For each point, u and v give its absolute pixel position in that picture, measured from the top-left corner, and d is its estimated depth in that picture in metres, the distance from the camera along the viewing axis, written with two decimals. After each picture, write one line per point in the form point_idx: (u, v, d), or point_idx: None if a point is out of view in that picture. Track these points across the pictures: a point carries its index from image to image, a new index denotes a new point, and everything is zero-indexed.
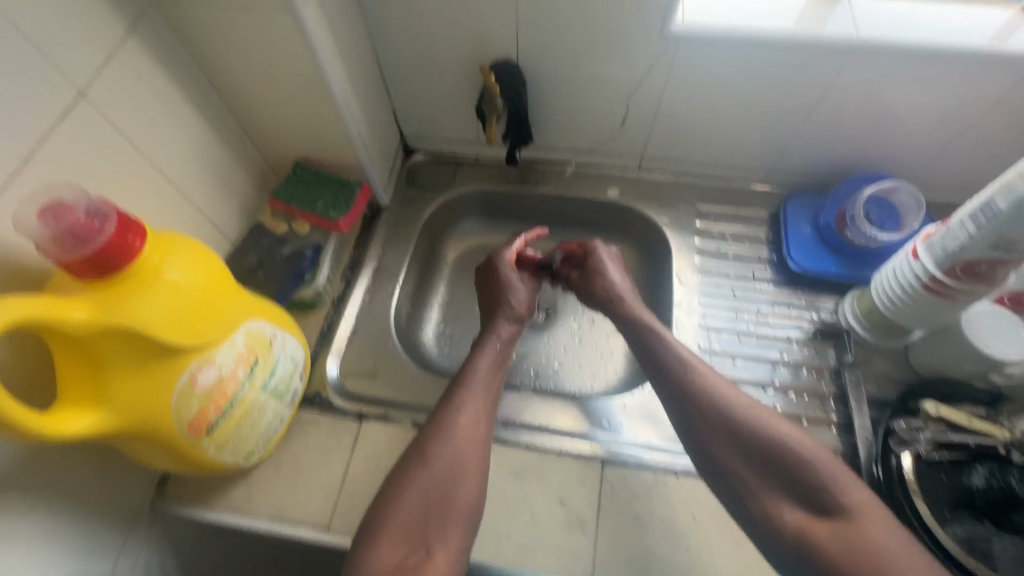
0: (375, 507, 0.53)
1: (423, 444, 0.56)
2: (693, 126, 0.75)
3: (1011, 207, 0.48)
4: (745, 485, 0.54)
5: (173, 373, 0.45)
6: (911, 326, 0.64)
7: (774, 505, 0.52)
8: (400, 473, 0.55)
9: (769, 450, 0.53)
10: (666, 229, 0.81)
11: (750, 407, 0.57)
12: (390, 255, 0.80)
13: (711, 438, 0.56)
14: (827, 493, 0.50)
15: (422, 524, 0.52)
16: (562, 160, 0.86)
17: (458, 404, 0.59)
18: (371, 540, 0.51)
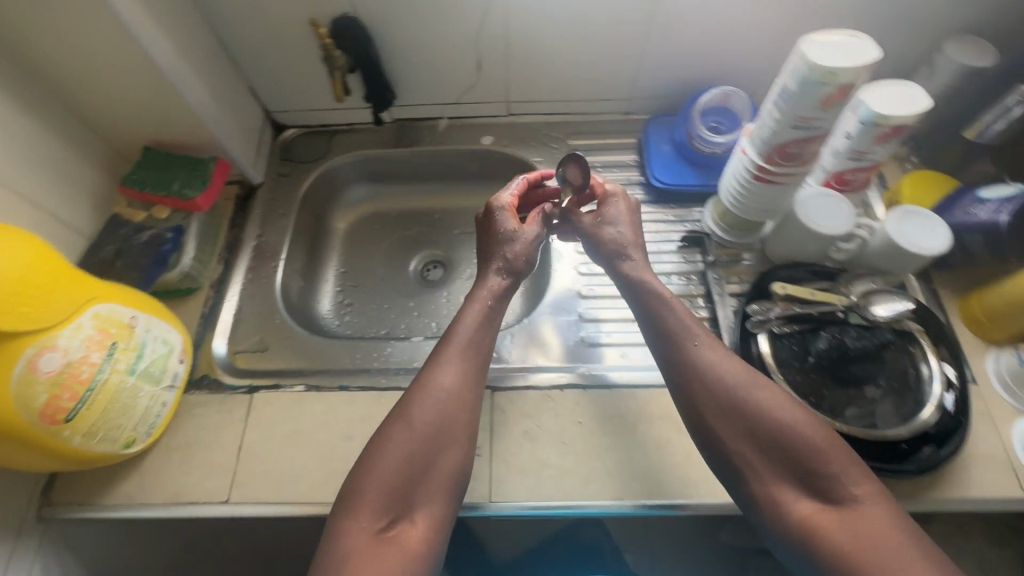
0: (353, 479, 0.51)
1: (405, 410, 0.54)
2: (547, 62, 0.77)
3: (799, 87, 0.52)
4: (744, 458, 0.51)
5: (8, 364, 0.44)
6: (761, 220, 0.69)
7: (768, 479, 0.50)
8: (381, 446, 0.52)
9: (774, 424, 0.51)
10: (541, 168, 0.84)
11: (761, 380, 0.54)
12: (271, 232, 0.79)
13: (709, 403, 0.54)
14: (830, 475, 0.48)
15: (404, 497, 0.50)
16: (435, 115, 0.87)
17: (445, 393, 0.55)
18: (353, 507, 0.49)
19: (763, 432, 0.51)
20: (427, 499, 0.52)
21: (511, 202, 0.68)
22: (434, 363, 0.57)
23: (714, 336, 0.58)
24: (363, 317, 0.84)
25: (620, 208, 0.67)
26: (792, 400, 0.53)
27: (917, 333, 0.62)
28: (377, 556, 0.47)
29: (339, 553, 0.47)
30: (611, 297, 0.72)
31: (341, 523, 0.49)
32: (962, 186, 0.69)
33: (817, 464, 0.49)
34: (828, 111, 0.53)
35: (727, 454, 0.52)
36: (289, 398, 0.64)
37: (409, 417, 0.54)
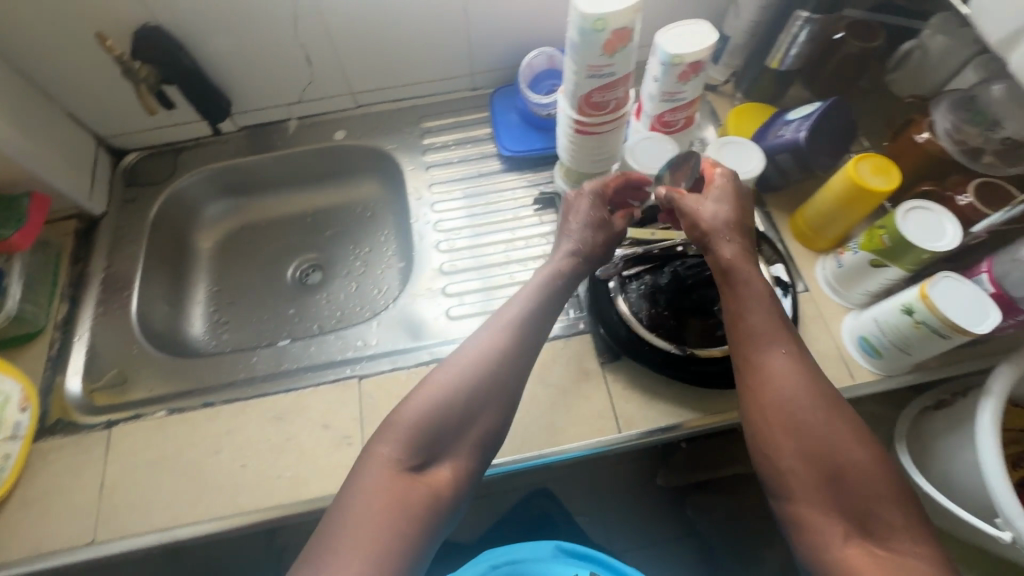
0: (394, 414, 0.51)
1: (458, 358, 0.54)
2: (377, 48, 0.77)
3: (578, 36, 0.54)
4: (793, 479, 0.46)
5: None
6: (598, 170, 0.72)
7: (812, 504, 0.45)
8: (431, 388, 0.52)
9: (833, 448, 0.46)
10: (396, 155, 0.84)
11: (834, 404, 0.48)
12: (121, 261, 0.76)
13: (771, 412, 0.48)
14: (884, 519, 0.43)
15: (434, 442, 0.50)
16: (281, 117, 0.85)
17: (506, 363, 0.54)
18: (385, 436, 0.50)
19: (819, 454, 0.46)
20: (451, 456, 0.51)
21: (609, 188, 0.65)
22: (501, 322, 0.56)
23: (795, 339, 0.51)
24: (241, 332, 0.82)
25: (723, 189, 0.58)
26: (877, 443, 0.46)
27: None
28: (397, 490, 0.47)
29: (364, 483, 0.47)
30: (474, 268, 0.74)
31: (374, 448, 0.49)
32: (776, 112, 0.74)
33: (875, 505, 0.44)
34: (613, 56, 0.56)
35: (777, 468, 0.47)
36: (150, 425, 0.62)
37: (485, 365, 0.53)
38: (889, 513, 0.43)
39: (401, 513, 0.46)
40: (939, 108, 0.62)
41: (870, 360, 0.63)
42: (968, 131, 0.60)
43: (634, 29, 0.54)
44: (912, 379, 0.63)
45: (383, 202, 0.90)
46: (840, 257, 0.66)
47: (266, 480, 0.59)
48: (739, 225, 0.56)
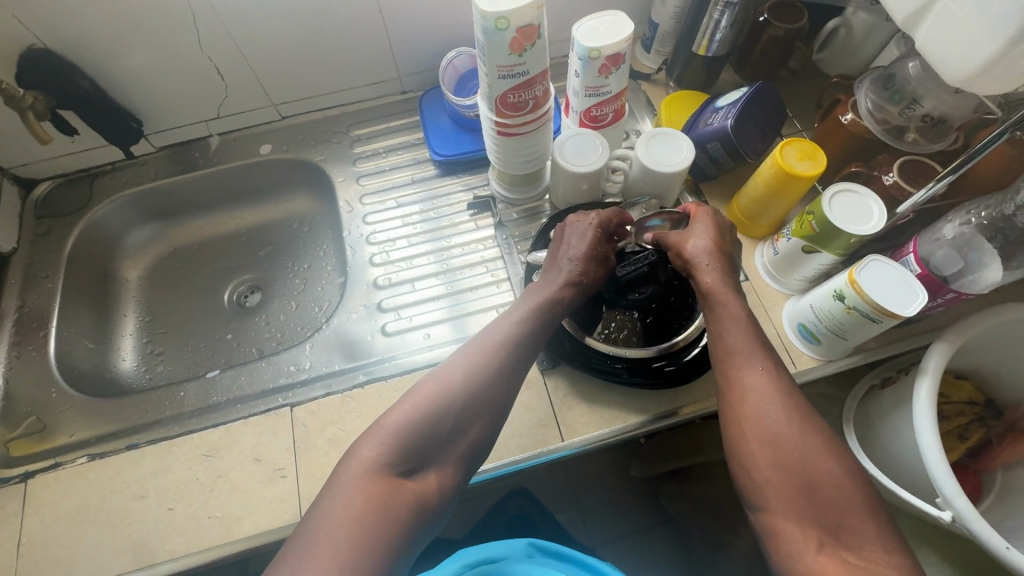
0: (384, 415, 0.48)
1: (454, 372, 0.50)
2: (293, 56, 0.74)
3: (484, 36, 0.52)
4: (771, 489, 0.45)
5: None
6: (530, 170, 0.70)
7: (784, 513, 0.44)
8: (421, 395, 0.49)
9: (811, 460, 0.44)
10: (325, 166, 0.81)
11: (813, 417, 0.47)
12: (36, 299, 0.72)
13: (754, 420, 0.47)
14: (856, 530, 0.42)
15: (422, 449, 0.47)
16: (202, 134, 0.81)
17: (501, 377, 0.51)
18: (371, 437, 0.47)
19: (794, 463, 0.44)
20: (438, 468, 0.47)
21: (604, 217, 0.62)
22: (495, 334, 0.54)
23: (775, 359, 0.50)
24: (176, 363, 0.78)
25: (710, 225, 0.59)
26: (851, 454, 0.45)
27: None
28: (376, 492, 0.43)
29: (348, 485, 0.44)
30: (409, 281, 0.71)
31: (359, 449, 0.46)
32: (707, 99, 0.73)
33: (849, 517, 0.42)
34: (524, 54, 0.53)
35: (757, 477, 0.46)
36: (71, 473, 0.59)
37: (477, 376, 0.50)
38: (862, 525, 0.42)
39: (383, 520, 0.42)
40: (862, 88, 0.62)
41: (810, 347, 0.63)
42: (890, 110, 0.60)
43: (541, 26, 0.52)
44: (853, 363, 0.63)
45: (318, 216, 0.87)
46: (775, 245, 0.65)
47: (196, 522, 0.56)
48: (723, 255, 0.57)
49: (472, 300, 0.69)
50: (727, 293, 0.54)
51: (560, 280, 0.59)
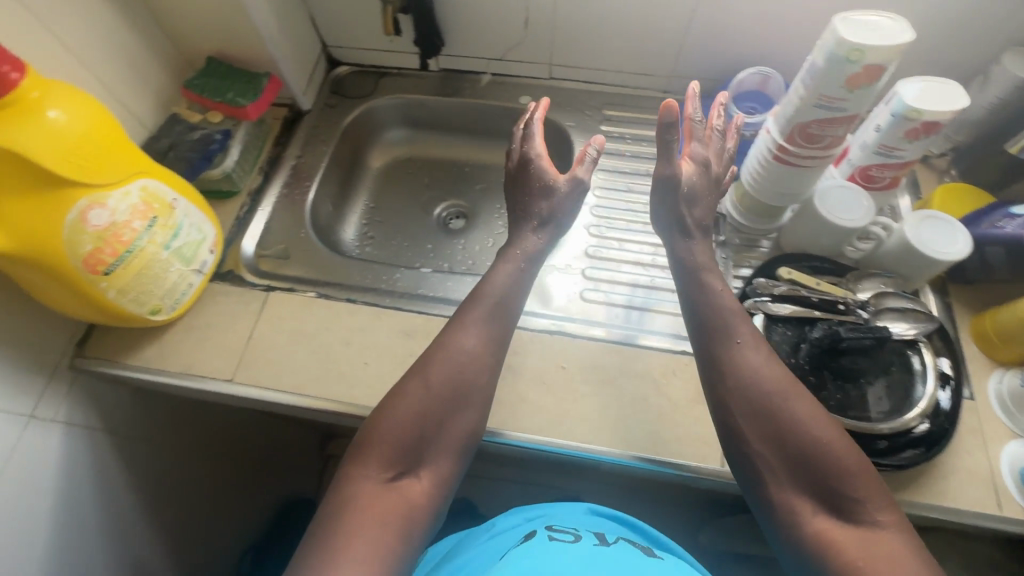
0: (366, 433, 0.51)
1: (423, 371, 0.55)
2: (592, 27, 0.79)
3: (825, 62, 0.52)
4: (761, 462, 0.50)
5: (57, 219, 0.50)
6: (779, 204, 0.69)
7: (781, 484, 0.49)
8: (399, 407, 0.52)
9: (796, 432, 0.49)
10: (572, 133, 0.86)
11: (793, 386, 0.52)
12: (310, 155, 0.85)
13: (734, 397, 0.52)
14: (849, 495, 0.46)
15: (416, 452, 0.52)
16: (479, 69, 0.90)
17: (471, 360, 0.56)
18: (362, 456, 0.50)
19: (782, 438, 0.49)
20: (436, 463, 0.53)
21: (543, 157, 0.68)
22: (461, 326, 0.57)
23: (753, 332, 0.56)
24: (382, 249, 0.88)
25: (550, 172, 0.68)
26: (827, 415, 0.50)
27: (923, 343, 0.61)
28: (388, 500, 0.48)
29: (356, 494, 0.48)
30: (616, 260, 0.74)
31: (353, 470, 0.50)
32: (995, 202, 0.67)
33: (838, 481, 0.47)
34: (853, 91, 0.53)
35: (740, 444, 0.51)
36: (300, 301, 0.70)
37: (446, 367, 0.55)
38: (851, 488, 0.47)
39: (394, 516, 0.47)
40: None
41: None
42: None
43: (887, 70, 0.51)
44: None
45: None
46: None
47: (381, 384, 0.63)
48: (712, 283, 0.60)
49: (671, 301, 0.70)
50: (711, 280, 0.60)
51: (529, 236, 0.66)
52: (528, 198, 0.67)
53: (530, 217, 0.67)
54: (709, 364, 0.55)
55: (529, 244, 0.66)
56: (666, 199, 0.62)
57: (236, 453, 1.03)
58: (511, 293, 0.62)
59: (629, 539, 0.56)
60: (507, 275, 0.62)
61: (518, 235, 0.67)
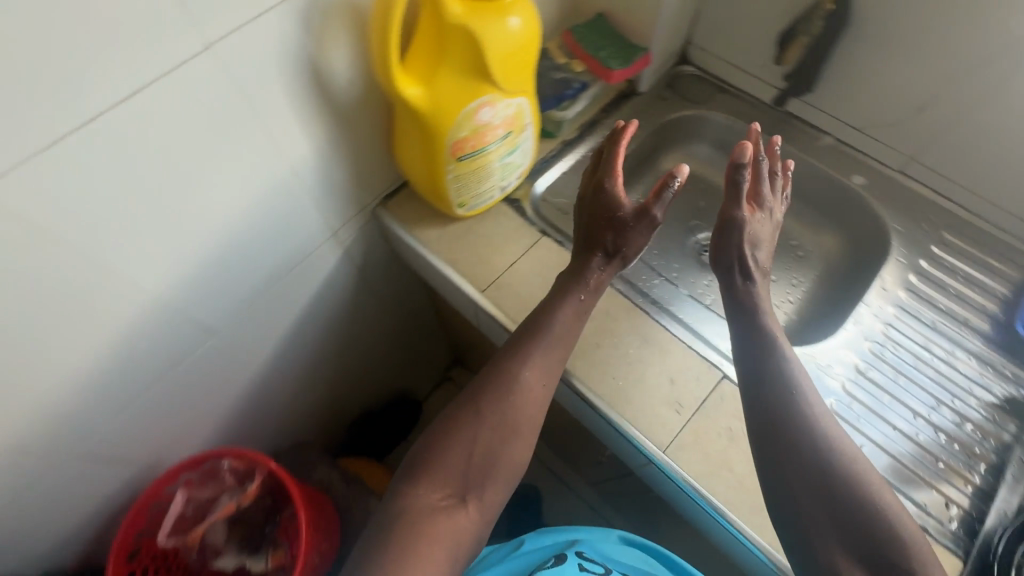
0: (425, 456, 0.57)
1: (477, 395, 0.59)
2: (998, 144, 0.69)
3: None
4: (809, 521, 0.50)
5: (460, 105, 0.58)
6: None
7: (822, 540, 0.49)
8: (450, 437, 0.57)
9: (843, 484, 0.50)
10: (895, 237, 0.76)
11: (839, 439, 0.53)
12: (623, 133, 0.86)
13: (780, 442, 0.53)
14: (894, 559, 0.47)
15: (472, 481, 0.56)
16: (826, 128, 0.84)
17: (529, 393, 0.59)
18: (418, 476, 0.56)
19: (828, 487, 0.50)
20: (488, 490, 0.56)
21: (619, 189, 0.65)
22: (527, 365, 0.60)
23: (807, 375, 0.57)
24: None
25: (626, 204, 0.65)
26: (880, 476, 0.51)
27: None
28: (440, 523, 0.53)
29: (412, 519, 0.53)
30: (885, 391, 0.66)
31: (410, 491, 0.55)
32: None
33: (884, 543, 0.48)
34: None
35: (787, 485, 0.52)
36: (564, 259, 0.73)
37: (496, 397, 0.58)
38: (899, 555, 0.47)
39: (448, 544, 0.52)
40: None
41: None
42: None
43: None
44: None
45: (825, 257, 0.85)
46: None
47: (602, 371, 0.65)
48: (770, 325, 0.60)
49: (929, 468, 0.61)
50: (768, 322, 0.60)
51: (597, 270, 0.64)
52: (592, 225, 0.65)
53: (603, 249, 0.65)
54: (756, 399, 0.56)
55: (600, 277, 0.64)
56: (724, 239, 0.63)
57: (412, 342, 1.14)
58: (568, 331, 0.62)
59: None
60: (576, 311, 0.63)
61: (580, 264, 0.65)
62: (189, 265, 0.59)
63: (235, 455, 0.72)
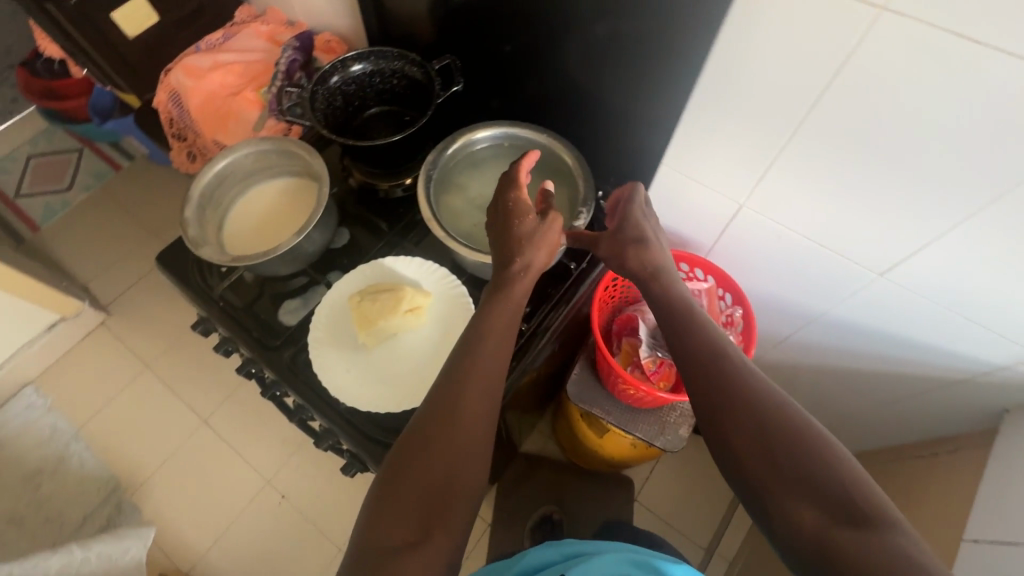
0: (382, 491, 0.54)
1: (424, 427, 0.57)
2: None
3: None
4: (758, 480, 0.48)
5: None
6: None
7: (777, 496, 0.47)
8: (396, 478, 0.54)
9: (760, 422, 0.49)
10: None
11: (735, 380, 0.52)
12: None
13: (703, 399, 0.54)
14: (837, 498, 0.45)
15: (430, 518, 0.52)
16: None
17: (464, 425, 0.56)
18: (377, 511, 0.53)
19: (749, 435, 0.50)
20: (452, 511, 0.53)
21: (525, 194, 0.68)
22: (464, 400, 0.57)
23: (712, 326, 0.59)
24: None
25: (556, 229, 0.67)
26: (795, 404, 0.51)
27: None
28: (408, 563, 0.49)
29: (378, 564, 0.50)
30: None
31: (373, 528, 0.52)
32: None
33: (818, 479, 0.46)
34: None
35: (746, 481, 0.49)
36: None
37: (442, 434, 0.56)
38: (841, 487, 0.45)
39: (424, 564, 0.50)
40: None
41: None
42: None
43: None
44: None
45: None
46: None
47: None
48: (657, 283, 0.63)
49: None
50: (681, 296, 0.61)
51: (530, 260, 0.65)
52: (502, 271, 0.65)
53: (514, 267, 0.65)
54: (707, 425, 0.53)
55: (525, 260, 0.65)
56: (617, 245, 0.66)
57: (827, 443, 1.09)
58: (503, 347, 0.63)
59: (636, 560, 0.60)
60: (503, 320, 0.63)
61: (518, 235, 0.66)
62: (958, 256, 0.63)
63: (741, 317, 0.82)
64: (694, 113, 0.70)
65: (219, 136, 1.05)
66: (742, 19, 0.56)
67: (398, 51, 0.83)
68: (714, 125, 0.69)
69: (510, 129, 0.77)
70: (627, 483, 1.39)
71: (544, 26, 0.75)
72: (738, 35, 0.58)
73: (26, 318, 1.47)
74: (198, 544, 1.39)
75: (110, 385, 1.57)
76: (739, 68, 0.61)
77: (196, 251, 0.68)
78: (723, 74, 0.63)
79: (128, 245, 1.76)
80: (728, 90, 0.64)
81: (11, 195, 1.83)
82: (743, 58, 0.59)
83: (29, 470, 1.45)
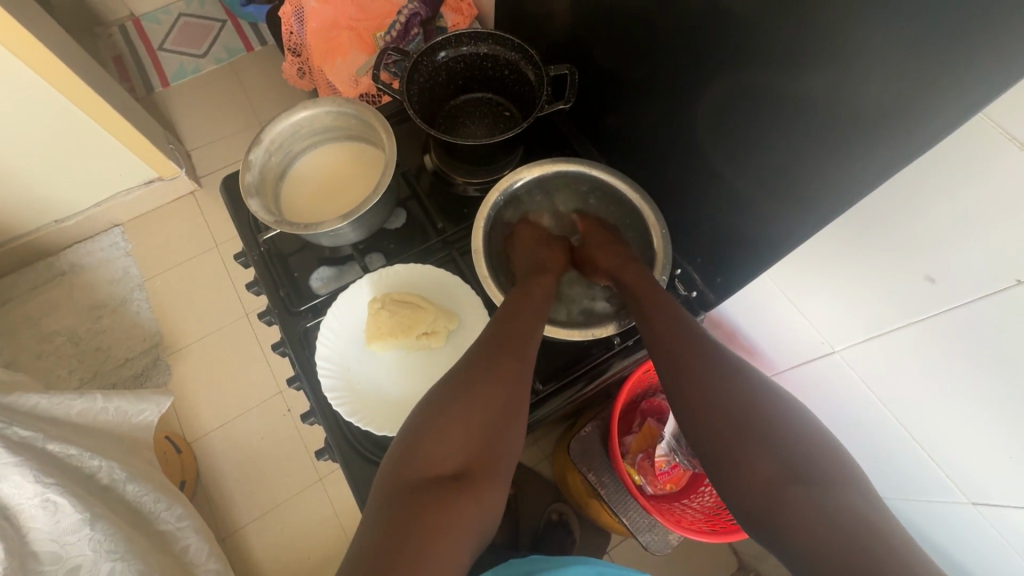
0: (419, 427, 0.54)
1: (466, 374, 0.58)
2: None
3: None
4: (742, 473, 0.50)
5: None
6: None
7: (760, 476, 0.49)
8: (439, 421, 0.55)
9: (742, 409, 0.53)
10: None
11: (708, 365, 0.56)
12: None
13: (689, 417, 0.55)
14: (811, 469, 0.48)
15: (471, 466, 0.53)
16: None
17: (504, 379, 0.57)
18: (419, 454, 0.53)
19: (729, 418, 0.53)
20: (493, 464, 0.54)
21: (526, 230, 0.74)
22: (505, 356, 0.59)
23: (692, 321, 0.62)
24: None
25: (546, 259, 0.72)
26: (768, 396, 0.54)
27: None
28: (447, 503, 0.49)
29: (419, 508, 0.49)
30: None
31: (417, 469, 0.52)
32: None
33: (799, 458, 0.49)
34: None
35: (743, 484, 0.50)
36: None
37: (481, 385, 0.57)
38: (812, 466, 0.49)
39: (464, 518, 0.49)
40: None
41: None
42: None
43: None
44: None
45: None
46: None
47: None
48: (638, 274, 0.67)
49: None
50: (664, 299, 0.63)
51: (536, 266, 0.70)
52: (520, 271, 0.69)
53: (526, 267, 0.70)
54: (712, 452, 0.53)
55: (534, 263, 0.71)
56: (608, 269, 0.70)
57: None
58: (542, 302, 0.66)
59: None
60: (544, 290, 0.67)
61: (531, 249, 0.72)
62: None
63: None
64: (822, 241, 0.59)
65: (325, 67, 1.04)
66: (934, 168, 0.46)
67: (519, 43, 0.74)
68: (840, 262, 0.58)
69: (599, 173, 0.73)
70: (604, 536, 1.33)
71: (682, 65, 0.65)
72: (918, 185, 0.48)
73: (131, 168, 1.58)
74: (207, 423, 1.50)
75: (181, 251, 1.68)
76: (901, 217, 0.50)
77: (245, 198, 0.66)
78: (877, 215, 0.52)
79: (235, 126, 1.83)
80: (873, 233, 0.53)
81: (154, 47, 1.94)
82: (913, 210, 0.49)
83: (98, 302, 1.61)
